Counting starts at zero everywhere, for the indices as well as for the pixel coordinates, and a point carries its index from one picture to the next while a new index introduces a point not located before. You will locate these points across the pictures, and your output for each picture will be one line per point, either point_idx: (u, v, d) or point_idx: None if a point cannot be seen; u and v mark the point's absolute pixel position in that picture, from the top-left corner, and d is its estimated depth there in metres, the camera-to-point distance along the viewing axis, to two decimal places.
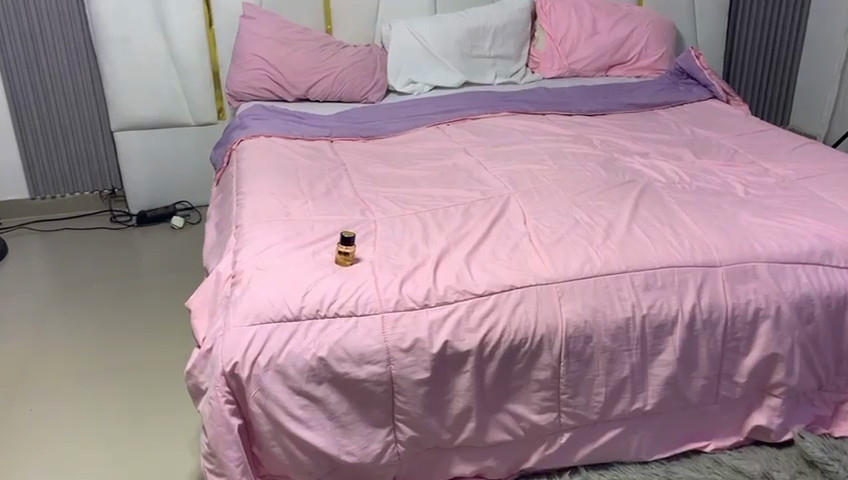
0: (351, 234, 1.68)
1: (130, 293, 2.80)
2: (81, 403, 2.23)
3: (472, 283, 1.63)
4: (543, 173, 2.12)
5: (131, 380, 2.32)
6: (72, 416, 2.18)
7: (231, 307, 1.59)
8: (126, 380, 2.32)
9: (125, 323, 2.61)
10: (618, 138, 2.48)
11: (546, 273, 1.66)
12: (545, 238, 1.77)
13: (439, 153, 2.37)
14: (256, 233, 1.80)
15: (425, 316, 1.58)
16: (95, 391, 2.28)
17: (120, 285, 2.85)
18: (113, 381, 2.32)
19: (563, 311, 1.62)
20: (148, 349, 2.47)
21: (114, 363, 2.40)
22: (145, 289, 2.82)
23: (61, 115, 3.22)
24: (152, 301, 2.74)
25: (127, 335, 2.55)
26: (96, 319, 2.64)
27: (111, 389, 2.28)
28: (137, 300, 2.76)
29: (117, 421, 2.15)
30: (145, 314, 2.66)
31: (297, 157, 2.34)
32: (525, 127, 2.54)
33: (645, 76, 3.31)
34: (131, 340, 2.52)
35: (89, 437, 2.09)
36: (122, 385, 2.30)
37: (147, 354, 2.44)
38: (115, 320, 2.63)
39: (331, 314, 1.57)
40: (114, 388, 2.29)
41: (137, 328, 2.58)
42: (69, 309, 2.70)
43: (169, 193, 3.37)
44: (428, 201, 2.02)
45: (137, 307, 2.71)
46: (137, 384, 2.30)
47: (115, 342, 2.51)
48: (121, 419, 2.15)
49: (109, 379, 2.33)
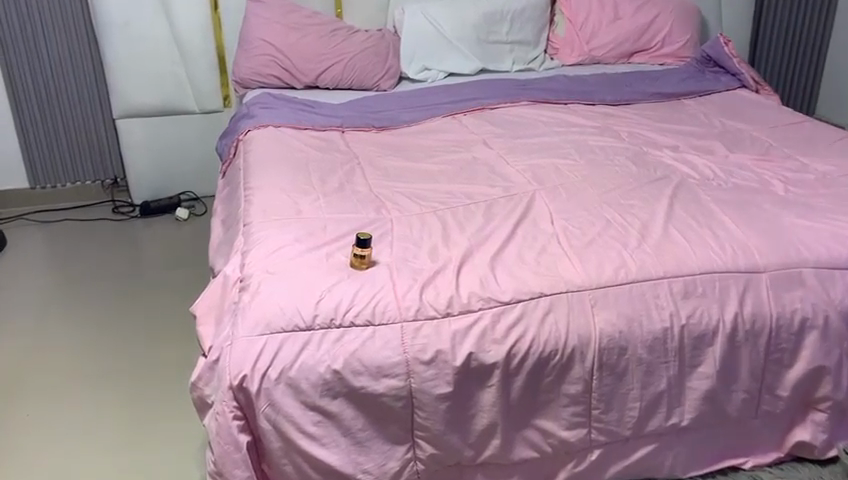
0: (367, 235, 1.56)
1: (132, 291, 2.69)
2: (79, 408, 2.11)
3: (498, 290, 1.52)
4: (569, 168, 1.99)
5: (132, 385, 2.21)
6: (69, 422, 2.06)
7: (239, 314, 1.47)
8: (127, 385, 2.21)
9: (126, 324, 2.50)
10: (646, 130, 2.35)
11: (577, 280, 1.54)
12: (575, 240, 1.65)
13: (457, 146, 2.24)
14: (265, 232, 1.69)
15: (448, 325, 1.47)
16: (94, 396, 2.17)
17: (122, 282, 2.74)
18: (113, 385, 2.21)
19: (597, 321, 1.51)
20: (150, 352, 2.36)
21: (114, 366, 2.29)
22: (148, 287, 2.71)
23: (61, 102, 3.10)
24: (155, 300, 2.63)
25: (128, 336, 2.44)
26: (96, 318, 2.53)
27: (111, 394, 2.17)
28: (139, 299, 2.65)
29: (118, 429, 2.04)
30: (148, 314, 2.55)
31: (307, 148, 2.22)
32: (547, 118, 2.42)
33: (669, 63, 3.17)
34: (132, 342, 2.41)
35: (87, 445, 1.98)
36: (122, 390, 2.19)
37: (149, 358, 2.33)
38: (115, 321, 2.51)
39: (346, 324, 1.45)
40: (114, 393, 2.18)
41: (139, 329, 2.47)
42: (68, 308, 2.59)
43: (174, 182, 3.26)
44: (447, 198, 1.90)
45: (140, 306, 2.60)
46: (139, 389, 2.19)
47: (116, 344, 2.40)
48: (120, 427, 2.04)
49: (109, 383, 2.22)
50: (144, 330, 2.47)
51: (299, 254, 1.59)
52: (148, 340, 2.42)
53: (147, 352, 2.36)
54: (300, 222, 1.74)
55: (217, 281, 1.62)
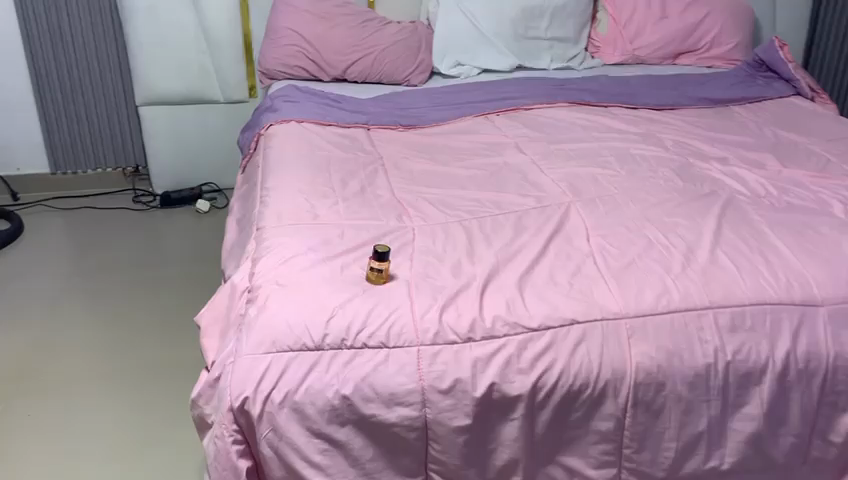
0: (386, 248, 1.44)
1: (144, 287, 2.60)
2: (82, 414, 2.03)
3: (526, 315, 1.39)
4: (608, 178, 1.85)
5: (138, 391, 2.12)
6: (67, 429, 1.98)
7: (244, 330, 1.37)
8: (133, 390, 2.12)
9: (135, 323, 2.41)
10: (691, 139, 2.20)
11: (613, 307, 1.41)
12: (612, 262, 1.52)
13: (488, 149, 2.11)
14: (278, 239, 1.57)
15: (469, 352, 1.35)
16: (98, 401, 2.08)
17: (135, 276, 2.65)
18: (118, 390, 2.12)
19: (633, 353, 1.38)
20: (159, 355, 2.27)
21: (121, 369, 2.20)
22: (160, 284, 2.62)
23: (85, 87, 3.03)
24: (166, 298, 2.54)
25: (137, 336, 2.35)
26: (105, 315, 2.44)
27: (116, 400, 2.08)
28: (151, 295, 2.55)
29: (121, 439, 1.95)
30: (159, 313, 2.46)
31: (329, 147, 2.10)
32: (586, 122, 2.27)
33: (717, 66, 3.00)
34: (140, 343, 2.32)
35: (82, 456, 1.89)
36: (128, 396, 2.10)
37: (158, 362, 2.24)
38: (124, 318, 2.42)
39: (358, 345, 1.34)
40: (119, 398, 2.09)
41: (148, 329, 2.38)
42: (78, 302, 2.51)
43: (196, 173, 3.18)
44: (475, 206, 1.77)
45: (150, 304, 2.51)
46: (145, 396, 2.10)
47: (123, 345, 2.31)
48: (118, 438, 1.95)
49: (115, 388, 2.13)
50: (154, 330, 2.38)
51: (312, 265, 1.48)
52: (158, 342, 2.33)
53: (155, 355, 2.27)
54: (315, 228, 1.62)
55: (225, 289, 1.51)
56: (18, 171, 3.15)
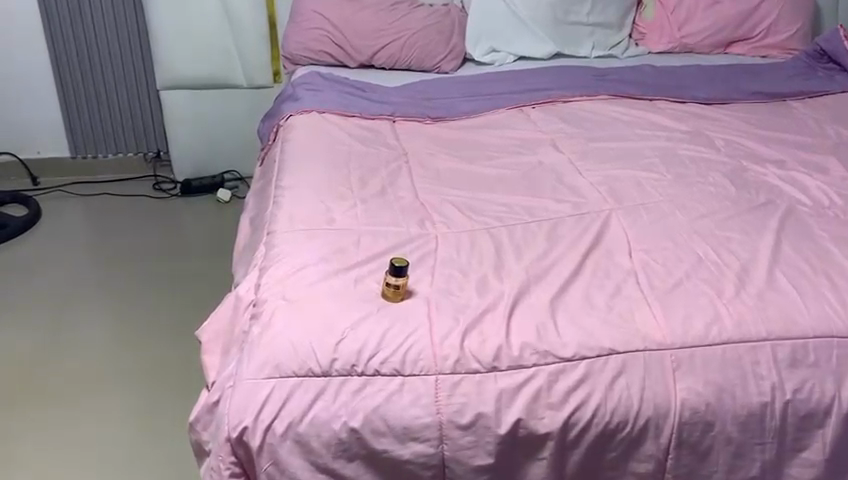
0: (403, 261, 1.30)
1: (157, 282, 2.48)
2: (89, 424, 1.93)
3: (558, 342, 1.25)
4: (653, 183, 1.68)
5: (148, 397, 2.01)
6: (64, 437, 1.89)
7: (246, 350, 1.24)
8: (143, 397, 2.01)
9: (147, 321, 2.30)
10: (745, 138, 2.01)
11: (658, 336, 1.26)
12: (656, 282, 1.36)
13: (521, 146, 1.95)
14: (287, 247, 1.44)
15: (494, 383, 1.21)
16: (106, 408, 1.97)
17: (149, 270, 2.54)
18: (128, 396, 2.02)
19: (678, 389, 1.22)
20: (169, 357, 2.16)
21: (130, 371, 2.10)
22: (174, 278, 2.50)
23: (104, 69, 2.92)
24: (179, 294, 2.42)
25: (148, 336, 2.24)
26: (116, 313, 2.34)
27: (125, 408, 1.98)
28: (163, 290, 2.44)
29: (126, 449, 1.85)
30: (170, 311, 2.35)
31: (351, 140, 1.96)
32: (629, 118, 2.09)
33: (772, 56, 2.78)
34: (150, 344, 2.21)
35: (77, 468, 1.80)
36: (138, 403, 1.99)
37: (168, 365, 2.13)
38: (135, 316, 2.31)
39: (370, 372, 1.20)
40: (128, 406, 1.98)
41: (159, 328, 2.27)
42: (89, 298, 2.40)
43: (217, 160, 3.07)
44: (504, 212, 1.62)
45: (162, 300, 2.39)
46: (155, 403, 2.00)
47: (128, 343, 2.20)
48: (114, 448, 1.85)
49: (124, 394, 2.02)
50: (165, 329, 2.27)
51: (322, 278, 1.34)
52: (168, 343, 2.21)
53: (165, 356, 2.16)
54: (329, 234, 1.49)
55: (228, 302, 1.38)
56: (38, 154, 3.08)
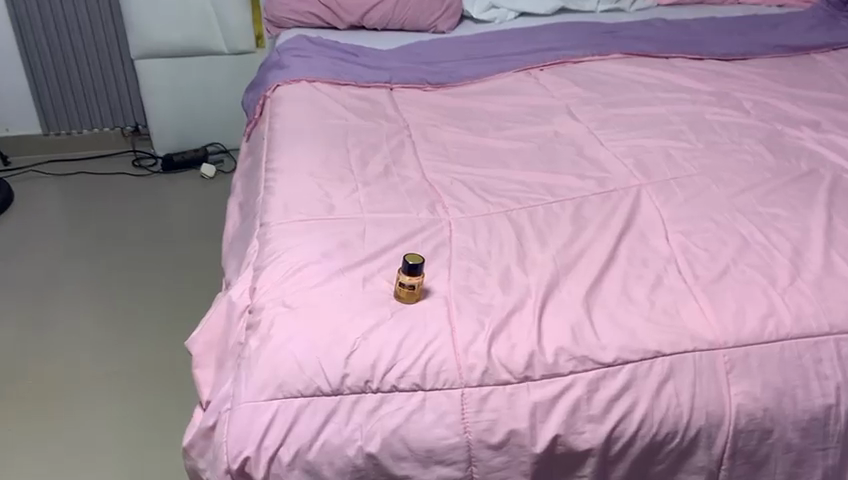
0: (418, 258, 1.15)
1: (141, 270, 2.31)
2: (75, 432, 1.77)
3: (597, 346, 1.10)
4: (683, 154, 1.53)
5: (136, 393, 1.87)
6: (46, 437, 1.75)
7: (244, 366, 1.09)
8: (132, 400, 1.85)
9: (132, 314, 2.13)
10: (774, 98, 1.85)
11: (708, 335, 1.12)
12: (700, 271, 1.22)
13: (534, 113, 1.78)
14: (284, 242, 1.28)
15: (527, 395, 1.07)
16: (92, 410, 1.82)
17: (132, 257, 2.37)
18: (116, 399, 1.85)
19: (733, 394, 1.09)
20: (159, 353, 1.99)
21: (116, 363, 1.96)
22: (160, 266, 2.33)
23: (73, 37, 2.69)
24: (166, 283, 2.25)
25: (133, 329, 2.07)
26: (98, 305, 2.16)
27: (112, 412, 1.82)
28: (148, 280, 2.26)
29: (113, 451, 1.72)
30: (157, 301, 2.17)
31: (346, 113, 1.79)
32: (647, 78, 1.93)
33: (789, 5, 2.61)
34: (136, 337, 2.05)
35: (60, 472, 1.67)
36: (126, 407, 1.83)
37: (157, 363, 1.96)
38: (119, 304, 2.16)
39: (386, 388, 1.06)
40: (116, 410, 1.82)
41: (145, 321, 2.10)
42: (68, 289, 2.23)
43: (200, 132, 2.88)
44: (522, 192, 1.46)
45: (148, 290, 2.22)
46: (144, 398, 1.86)
47: (112, 332, 2.06)
48: (101, 450, 1.72)
49: (111, 397, 1.86)
50: (153, 322, 2.10)
51: (327, 279, 1.19)
52: (156, 337, 2.04)
53: (154, 353, 1.99)
54: (330, 225, 1.33)
55: (220, 307, 1.23)
56: (7, 131, 2.87)
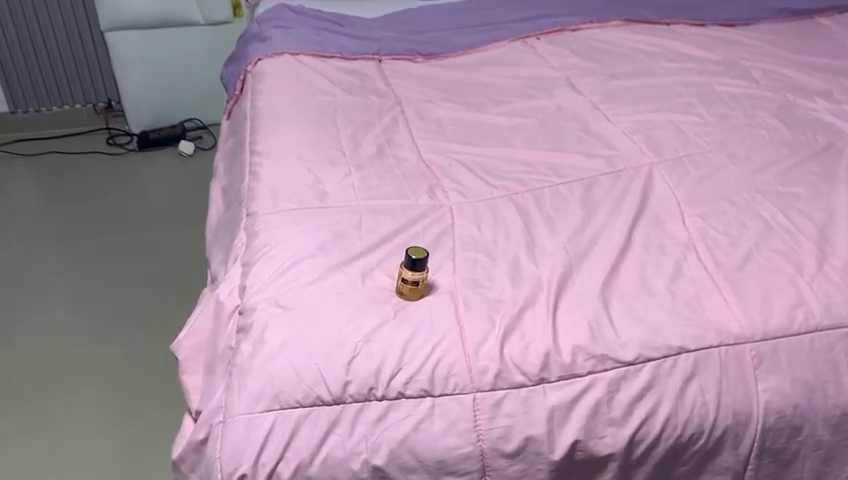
0: (422, 252, 1.06)
1: (123, 257, 2.20)
2: (58, 433, 1.67)
3: (617, 343, 1.03)
4: (695, 129, 1.44)
5: (118, 385, 1.79)
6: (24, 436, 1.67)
7: (236, 374, 1.00)
8: (118, 397, 1.76)
9: (114, 305, 2.02)
10: (783, 66, 1.76)
11: (734, 328, 1.04)
12: (722, 258, 1.14)
13: (533, 86, 1.68)
14: (274, 235, 1.19)
15: (543, 398, 0.99)
16: (73, 406, 1.74)
17: (113, 244, 2.25)
18: (98, 394, 1.76)
19: (761, 390, 1.02)
20: (144, 346, 1.90)
21: (96, 355, 1.87)
22: (143, 252, 2.22)
23: (38, 9, 2.53)
24: (149, 271, 2.15)
25: (113, 318, 1.98)
26: (78, 296, 2.06)
27: (94, 407, 1.73)
28: (131, 268, 2.16)
29: (96, 448, 1.64)
30: (140, 290, 2.07)
31: (333, 88, 1.68)
32: (650, 47, 1.83)
33: None
34: (117, 326, 1.96)
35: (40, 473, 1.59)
36: (109, 402, 1.74)
37: (142, 357, 1.86)
38: (98, 292, 2.06)
39: (392, 396, 0.98)
40: (101, 408, 1.73)
41: (126, 311, 2.00)
42: (46, 280, 2.12)
43: (177, 108, 2.75)
44: (526, 173, 1.38)
45: (130, 279, 2.11)
46: (126, 390, 1.77)
47: (91, 322, 1.97)
48: (83, 448, 1.64)
49: (95, 393, 1.77)
50: (137, 313, 2.00)
51: (323, 275, 1.10)
52: (141, 329, 1.95)
53: (139, 346, 1.90)
54: (323, 214, 1.24)
55: (206, 307, 1.14)
56: None
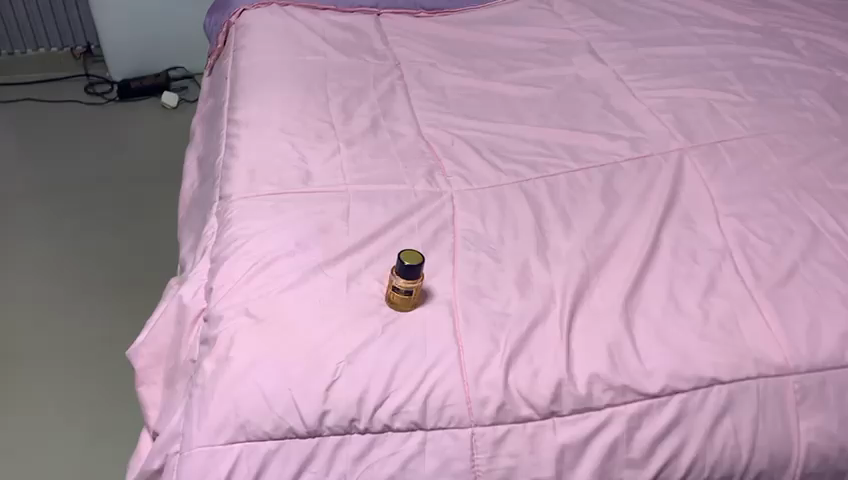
0: (417, 258, 0.91)
1: (105, 218, 1.99)
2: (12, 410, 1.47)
3: (639, 371, 0.88)
4: (731, 110, 1.28)
5: (82, 357, 1.59)
6: None
7: (197, 397, 0.86)
8: (84, 372, 1.55)
9: (81, 270, 1.81)
10: (829, 34, 1.58)
11: (776, 358, 0.90)
12: (762, 270, 0.99)
13: (549, 50, 1.50)
14: (247, 226, 1.03)
15: (553, 435, 0.85)
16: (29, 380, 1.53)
17: (95, 203, 2.05)
18: (59, 367, 1.56)
19: (803, 430, 0.89)
20: (124, 317, 1.69)
21: (57, 323, 1.66)
22: (128, 214, 2.01)
23: None
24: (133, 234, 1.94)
25: (78, 282, 1.78)
26: (53, 257, 1.85)
27: (54, 381, 1.53)
28: (113, 229, 1.95)
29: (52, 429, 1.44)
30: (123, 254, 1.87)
31: (324, 47, 1.50)
32: (680, 9, 1.64)
33: None
34: (82, 290, 1.75)
35: None
36: (72, 375, 1.54)
37: (122, 329, 1.66)
38: (61, 255, 1.86)
39: (377, 429, 0.84)
40: (63, 382, 1.53)
41: (93, 275, 1.80)
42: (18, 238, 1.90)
43: (161, 55, 2.55)
44: (539, 155, 1.21)
45: (113, 242, 1.91)
46: (91, 362, 1.58)
47: (53, 286, 1.76)
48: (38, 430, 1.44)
49: (62, 368, 1.56)
50: (118, 280, 1.79)
51: (301, 279, 0.95)
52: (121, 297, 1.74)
53: (118, 316, 1.69)
54: (305, 201, 1.08)
55: (167, 310, 0.98)
56: None
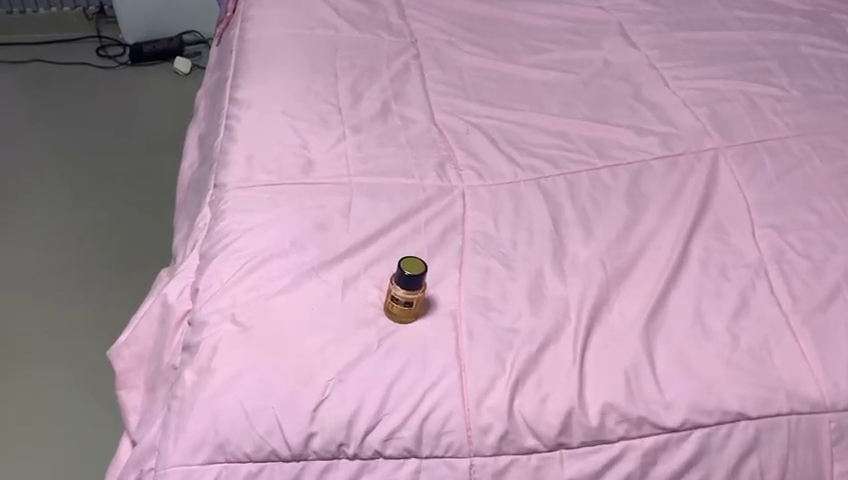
0: (419, 268, 0.83)
1: (112, 189, 1.91)
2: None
3: (657, 402, 0.80)
4: (772, 106, 1.17)
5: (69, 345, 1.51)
6: None
7: (175, 410, 0.80)
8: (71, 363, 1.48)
9: (77, 249, 1.74)
10: None
11: (811, 392, 0.82)
12: (800, 291, 0.90)
13: (577, 31, 1.39)
14: (239, 219, 0.96)
15: (559, 468, 0.78)
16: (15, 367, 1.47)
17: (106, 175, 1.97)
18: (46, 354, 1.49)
19: (837, 473, 0.80)
20: (124, 302, 1.61)
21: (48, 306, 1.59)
22: (139, 188, 1.93)
23: None
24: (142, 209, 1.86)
25: (73, 262, 1.70)
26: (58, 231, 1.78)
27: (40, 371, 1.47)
28: (122, 203, 1.87)
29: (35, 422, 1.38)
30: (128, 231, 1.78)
31: (335, 18, 1.39)
32: None
33: None
34: (77, 272, 1.68)
35: None
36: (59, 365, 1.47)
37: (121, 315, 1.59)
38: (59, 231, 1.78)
39: (367, 455, 0.77)
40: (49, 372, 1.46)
41: (90, 255, 1.72)
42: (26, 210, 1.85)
43: (174, 17, 2.46)
44: (560, 149, 1.12)
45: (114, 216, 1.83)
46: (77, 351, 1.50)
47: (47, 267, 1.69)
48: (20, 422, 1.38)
49: (50, 357, 1.49)
50: (122, 260, 1.71)
51: (293, 283, 0.87)
52: (124, 279, 1.66)
53: (118, 301, 1.62)
54: (303, 194, 1.00)
55: (150, 309, 0.92)
56: None
